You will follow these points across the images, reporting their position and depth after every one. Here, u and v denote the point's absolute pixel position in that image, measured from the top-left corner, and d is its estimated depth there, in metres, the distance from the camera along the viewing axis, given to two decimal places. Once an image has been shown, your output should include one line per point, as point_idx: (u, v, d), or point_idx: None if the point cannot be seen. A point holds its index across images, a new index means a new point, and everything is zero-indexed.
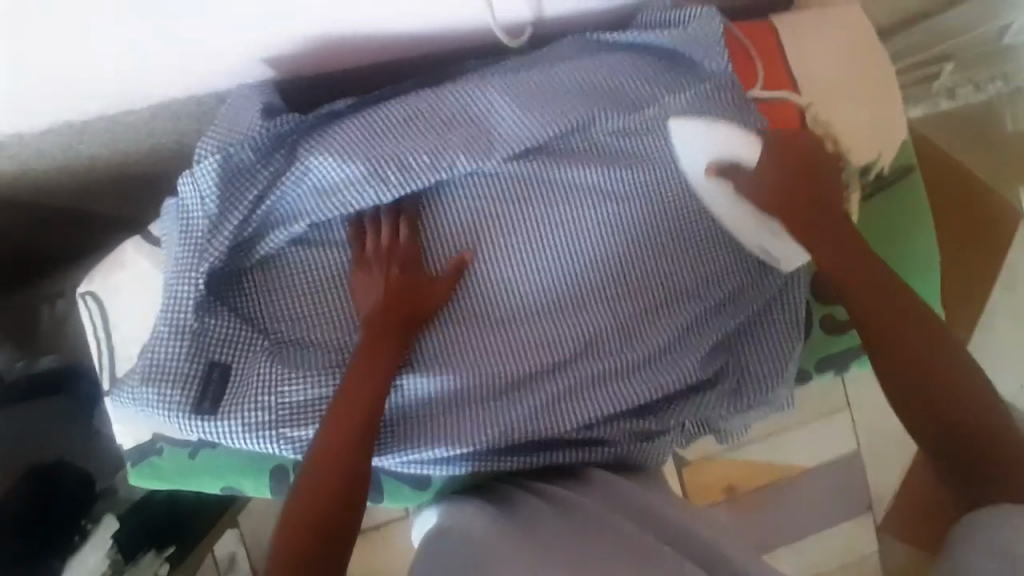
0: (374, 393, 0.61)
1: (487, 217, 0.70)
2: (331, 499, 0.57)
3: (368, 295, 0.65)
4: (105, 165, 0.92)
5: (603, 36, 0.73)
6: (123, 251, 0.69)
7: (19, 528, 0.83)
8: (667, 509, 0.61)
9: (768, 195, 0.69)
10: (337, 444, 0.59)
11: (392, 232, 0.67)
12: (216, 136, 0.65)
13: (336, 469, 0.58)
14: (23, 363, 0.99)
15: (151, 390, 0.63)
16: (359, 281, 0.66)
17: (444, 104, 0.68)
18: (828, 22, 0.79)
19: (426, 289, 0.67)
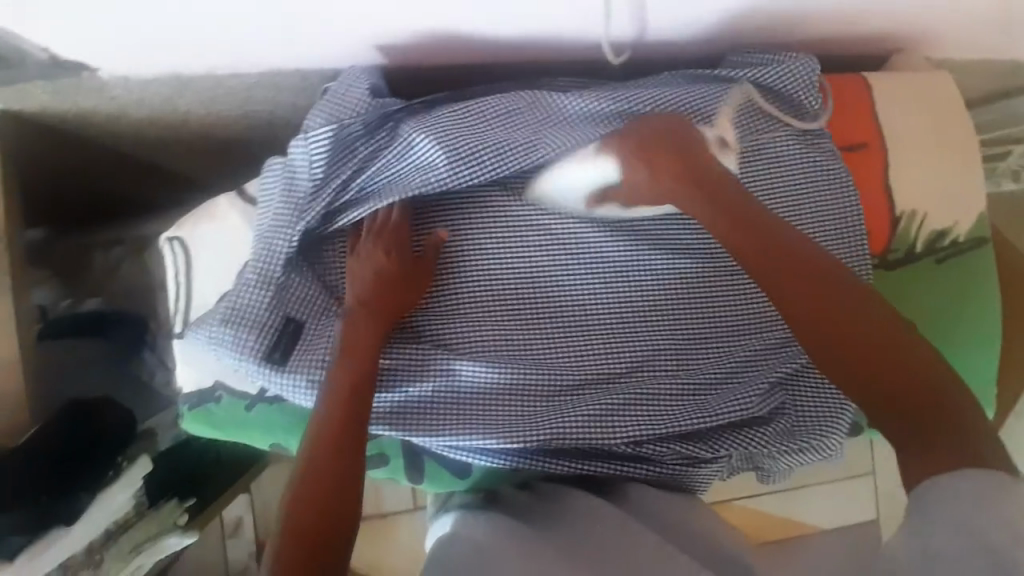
0: (361, 385, 0.63)
1: (567, 225, 0.72)
2: (323, 495, 0.60)
3: (360, 281, 0.66)
4: (195, 125, 0.95)
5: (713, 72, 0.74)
6: (217, 203, 0.72)
7: (49, 458, 0.84)
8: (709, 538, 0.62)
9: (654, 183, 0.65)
10: (327, 445, 0.61)
11: (386, 217, 0.68)
12: (326, 111, 0.69)
13: (331, 473, 0.61)
14: (67, 304, 1.08)
15: (228, 333, 0.66)
16: (352, 266, 0.67)
17: (547, 105, 0.70)
18: (922, 84, 0.80)
19: (413, 279, 0.67)
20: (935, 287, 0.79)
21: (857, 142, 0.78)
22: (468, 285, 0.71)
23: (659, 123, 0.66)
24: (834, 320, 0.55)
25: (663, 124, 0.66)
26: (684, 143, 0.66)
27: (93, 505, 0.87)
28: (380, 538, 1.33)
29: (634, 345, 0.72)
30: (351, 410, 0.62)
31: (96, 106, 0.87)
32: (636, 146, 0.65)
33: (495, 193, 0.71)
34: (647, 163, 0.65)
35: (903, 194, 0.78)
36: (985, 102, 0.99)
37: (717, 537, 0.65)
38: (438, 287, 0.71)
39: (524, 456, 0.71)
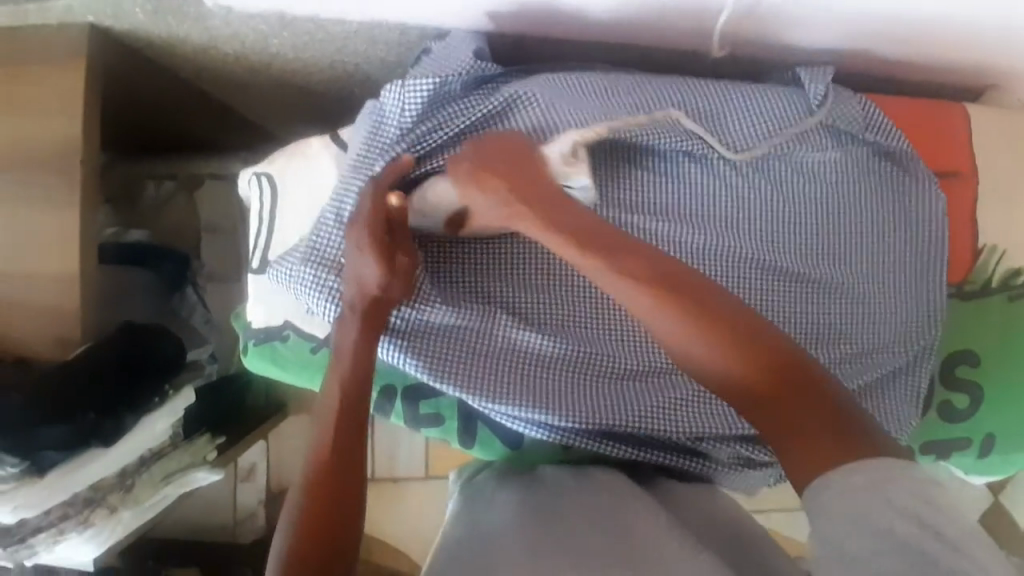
0: (357, 381, 0.62)
1: (666, 216, 0.71)
2: (321, 506, 0.58)
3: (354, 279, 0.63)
4: (278, 69, 0.96)
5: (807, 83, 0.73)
6: (309, 144, 0.72)
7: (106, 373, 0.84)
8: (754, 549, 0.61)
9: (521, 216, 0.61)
10: (324, 450, 0.60)
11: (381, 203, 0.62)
12: (428, 65, 0.69)
13: (331, 482, 0.59)
14: (113, 233, 1.09)
15: (309, 273, 0.66)
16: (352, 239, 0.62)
17: (645, 93, 0.71)
18: (1020, 120, 0.80)
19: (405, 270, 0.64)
20: (1005, 325, 0.78)
21: (952, 168, 0.77)
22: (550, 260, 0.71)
23: (496, 143, 0.63)
24: (732, 348, 0.52)
25: (500, 143, 0.63)
26: (526, 164, 0.62)
27: (134, 428, 0.88)
28: (388, 503, 1.35)
29: None
30: (342, 415, 0.61)
31: (188, 35, 0.87)
32: (473, 167, 0.62)
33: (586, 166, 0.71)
34: (493, 186, 0.61)
35: (987, 227, 0.78)
36: None
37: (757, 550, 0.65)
38: (518, 260, 0.71)
39: (583, 438, 0.71)
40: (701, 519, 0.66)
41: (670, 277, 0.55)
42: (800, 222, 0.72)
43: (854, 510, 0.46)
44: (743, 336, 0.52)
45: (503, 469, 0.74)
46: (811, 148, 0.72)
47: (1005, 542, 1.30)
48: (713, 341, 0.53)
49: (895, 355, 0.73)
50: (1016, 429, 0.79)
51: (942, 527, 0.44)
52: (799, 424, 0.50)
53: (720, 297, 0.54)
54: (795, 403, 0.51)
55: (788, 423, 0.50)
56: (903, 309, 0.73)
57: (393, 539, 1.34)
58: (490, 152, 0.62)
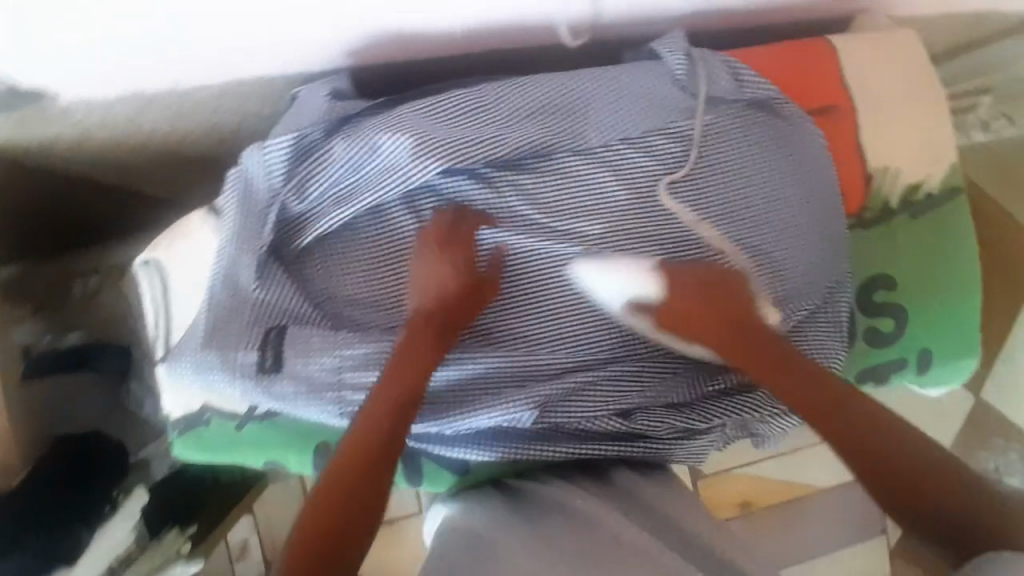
0: (393, 405, 0.60)
1: (572, 214, 0.70)
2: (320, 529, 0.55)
3: (422, 291, 0.65)
4: (162, 143, 0.93)
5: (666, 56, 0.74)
6: (186, 222, 0.69)
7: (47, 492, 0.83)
8: (706, 532, 0.61)
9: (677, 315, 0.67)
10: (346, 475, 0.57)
11: (456, 223, 0.66)
12: (286, 124, 0.68)
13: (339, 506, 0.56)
14: (52, 338, 1.01)
15: (213, 355, 0.63)
16: (418, 267, 0.65)
17: (510, 99, 0.70)
18: (887, 39, 0.80)
19: (473, 290, 0.66)
20: (910, 242, 0.80)
21: (828, 104, 0.78)
22: (520, 275, 0.69)
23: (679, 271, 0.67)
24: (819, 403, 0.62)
25: (704, 275, 0.67)
26: (725, 285, 0.67)
27: (94, 541, 0.84)
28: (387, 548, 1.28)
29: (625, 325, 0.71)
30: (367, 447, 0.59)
31: (59, 133, 0.84)
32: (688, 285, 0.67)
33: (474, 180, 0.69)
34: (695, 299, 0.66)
35: (875, 149, 0.78)
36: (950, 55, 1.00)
37: (718, 526, 0.64)
38: (522, 283, 0.69)
39: (529, 445, 0.70)
40: (657, 509, 0.65)
41: (767, 340, 0.66)
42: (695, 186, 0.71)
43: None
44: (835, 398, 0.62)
45: (458, 500, 0.72)
46: (679, 114, 0.72)
47: (993, 435, 1.31)
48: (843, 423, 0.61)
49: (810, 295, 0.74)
50: (945, 338, 0.80)
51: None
52: (923, 502, 0.56)
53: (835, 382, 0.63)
54: (907, 478, 0.57)
55: (915, 500, 0.56)
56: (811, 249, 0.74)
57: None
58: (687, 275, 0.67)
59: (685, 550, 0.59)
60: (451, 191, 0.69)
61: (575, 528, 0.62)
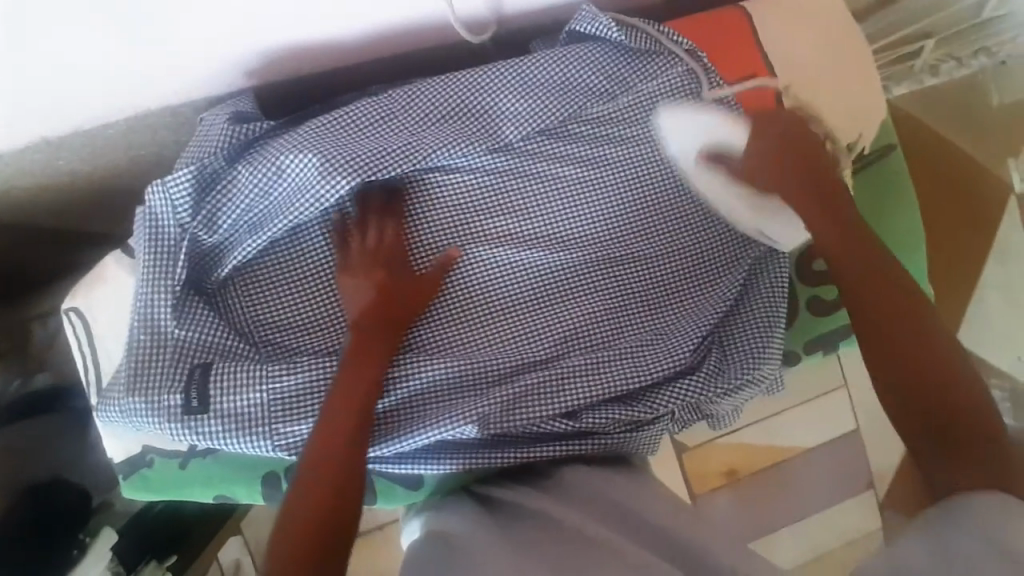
0: (355, 423, 0.59)
1: (472, 214, 0.69)
2: (300, 533, 0.56)
3: (351, 297, 0.64)
4: (86, 182, 0.90)
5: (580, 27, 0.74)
6: (104, 266, 0.69)
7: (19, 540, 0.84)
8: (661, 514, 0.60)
9: (763, 169, 0.66)
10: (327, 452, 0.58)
11: (378, 235, 0.66)
12: (191, 153, 0.66)
13: (314, 511, 0.56)
14: (19, 382, 0.94)
15: (137, 398, 0.63)
16: (343, 284, 0.65)
17: (420, 103, 0.69)
18: (801, 4, 0.79)
19: (410, 291, 0.65)
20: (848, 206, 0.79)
21: (746, 76, 0.76)
22: (466, 280, 0.69)
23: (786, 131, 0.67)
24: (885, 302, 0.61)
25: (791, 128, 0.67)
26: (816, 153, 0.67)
27: None
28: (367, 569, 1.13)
29: (564, 319, 0.70)
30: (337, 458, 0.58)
31: None
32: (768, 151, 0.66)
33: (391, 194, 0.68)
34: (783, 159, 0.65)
35: (803, 112, 0.77)
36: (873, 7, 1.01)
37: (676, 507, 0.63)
38: (467, 288, 0.69)
39: (476, 455, 0.69)
40: (611, 497, 0.64)
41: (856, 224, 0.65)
42: (617, 172, 0.72)
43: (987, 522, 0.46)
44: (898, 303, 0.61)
45: (419, 515, 0.72)
46: (590, 101, 0.71)
47: None
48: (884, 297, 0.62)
49: (742, 265, 0.73)
50: None
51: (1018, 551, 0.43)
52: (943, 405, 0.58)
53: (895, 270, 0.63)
54: (929, 375, 0.59)
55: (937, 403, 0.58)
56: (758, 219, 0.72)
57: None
58: (775, 117, 0.67)
59: (640, 536, 0.58)
60: (373, 202, 0.67)
61: (527, 526, 0.61)
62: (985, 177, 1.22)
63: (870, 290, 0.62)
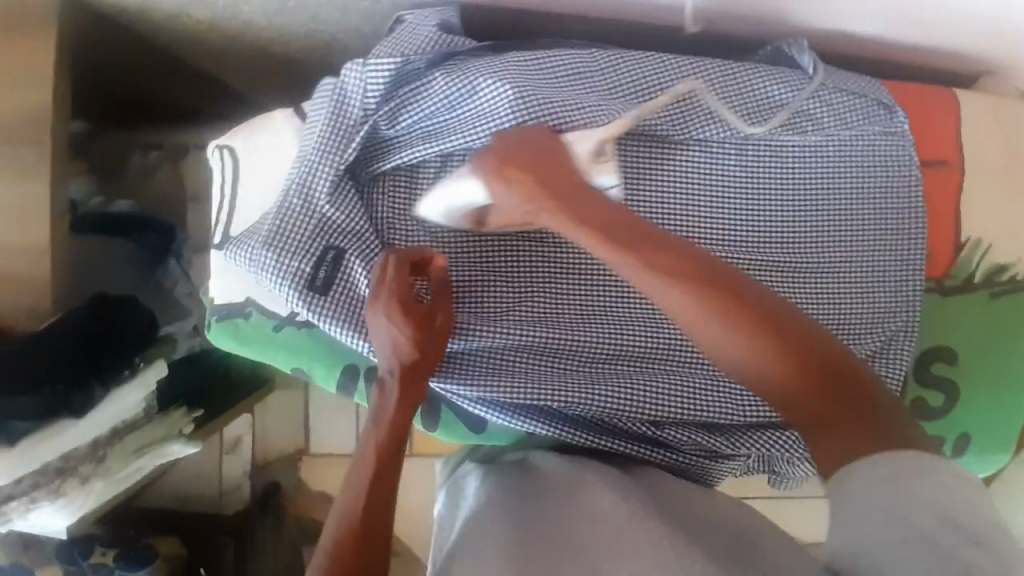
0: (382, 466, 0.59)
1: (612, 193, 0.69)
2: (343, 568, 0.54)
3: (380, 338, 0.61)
4: (253, 38, 0.92)
5: (794, 55, 0.73)
6: (271, 117, 0.70)
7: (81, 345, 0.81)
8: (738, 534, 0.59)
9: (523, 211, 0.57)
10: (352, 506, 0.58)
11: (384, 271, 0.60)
12: (392, 44, 0.67)
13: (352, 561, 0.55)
14: (99, 201, 1.00)
15: (270, 256, 0.64)
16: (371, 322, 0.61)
17: (619, 75, 0.69)
18: (1006, 113, 0.78)
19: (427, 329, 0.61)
20: (988, 321, 0.76)
21: (936, 158, 0.75)
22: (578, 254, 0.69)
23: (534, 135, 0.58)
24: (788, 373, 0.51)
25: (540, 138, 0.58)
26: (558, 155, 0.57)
27: (110, 400, 0.84)
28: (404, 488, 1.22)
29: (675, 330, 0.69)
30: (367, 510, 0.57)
31: (157, 3, 0.84)
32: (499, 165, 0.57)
33: None
34: (521, 187, 0.56)
35: (973, 218, 0.75)
36: None
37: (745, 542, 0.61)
38: (574, 264, 0.70)
39: (550, 423, 0.69)
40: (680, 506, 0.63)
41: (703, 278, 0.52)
42: (775, 204, 0.71)
43: (878, 504, 0.46)
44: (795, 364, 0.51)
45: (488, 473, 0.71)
46: (781, 130, 0.71)
47: None
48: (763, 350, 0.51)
49: (873, 337, 0.71)
50: (992, 425, 0.77)
51: (963, 520, 0.44)
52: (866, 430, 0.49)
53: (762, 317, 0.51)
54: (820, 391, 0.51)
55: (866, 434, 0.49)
56: (884, 281, 0.72)
57: (398, 527, 1.23)
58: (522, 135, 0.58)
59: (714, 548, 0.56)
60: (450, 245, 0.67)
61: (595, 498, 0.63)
62: None
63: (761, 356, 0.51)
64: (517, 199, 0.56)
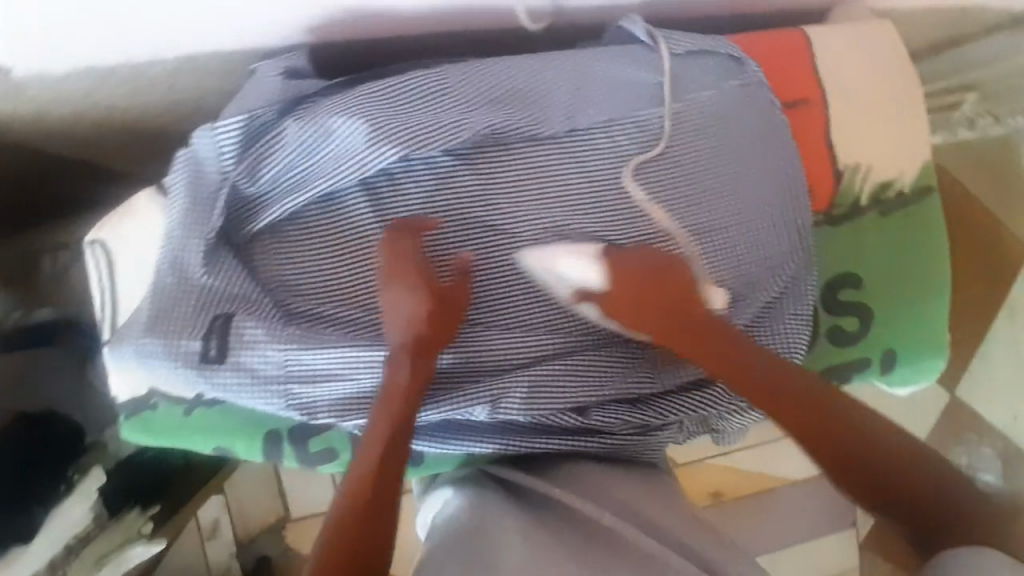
0: (387, 457, 0.59)
1: (491, 196, 0.68)
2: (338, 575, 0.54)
3: (393, 314, 0.62)
4: (120, 120, 0.89)
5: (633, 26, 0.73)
6: (134, 201, 0.68)
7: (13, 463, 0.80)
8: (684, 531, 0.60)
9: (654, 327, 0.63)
10: (346, 504, 0.58)
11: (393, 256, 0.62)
12: (240, 103, 0.66)
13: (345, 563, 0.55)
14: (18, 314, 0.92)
15: (155, 340, 0.62)
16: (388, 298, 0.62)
17: (477, 82, 0.68)
18: (862, 36, 0.79)
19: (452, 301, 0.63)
20: (881, 240, 0.78)
21: (797, 97, 0.77)
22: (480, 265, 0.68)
23: (633, 257, 0.65)
24: (818, 434, 0.59)
25: (644, 260, 0.65)
26: (652, 277, 0.64)
27: (50, 521, 0.81)
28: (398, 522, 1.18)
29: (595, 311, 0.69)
30: (368, 503, 0.58)
31: (12, 111, 0.80)
32: (603, 271, 0.64)
33: (432, 171, 0.68)
34: (628, 305, 0.63)
35: (846, 147, 0.77)
36: (924, 53, 1.07)
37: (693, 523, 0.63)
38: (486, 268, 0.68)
39: (483, 440, 0.69)
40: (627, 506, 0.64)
41: (745, 363, 0.62)
42: (658, 170, 0.71)
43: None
44: (825, 423, 0.60)
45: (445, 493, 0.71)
46: (644, 103, 0.71)
47: None
48: (801, 416, 0.60)
49: (776, 280, 0.72)
50: (912, 334, 0.79)
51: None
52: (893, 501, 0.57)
53: (805, 386, 0.61)
54: (861, 461, 0.58)
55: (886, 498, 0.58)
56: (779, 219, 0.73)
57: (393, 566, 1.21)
58: (626, 255, 0.65)
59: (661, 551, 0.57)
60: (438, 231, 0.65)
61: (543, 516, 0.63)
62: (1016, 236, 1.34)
63: (792, 413, 0.61)
64: (607, 299, 0.64)
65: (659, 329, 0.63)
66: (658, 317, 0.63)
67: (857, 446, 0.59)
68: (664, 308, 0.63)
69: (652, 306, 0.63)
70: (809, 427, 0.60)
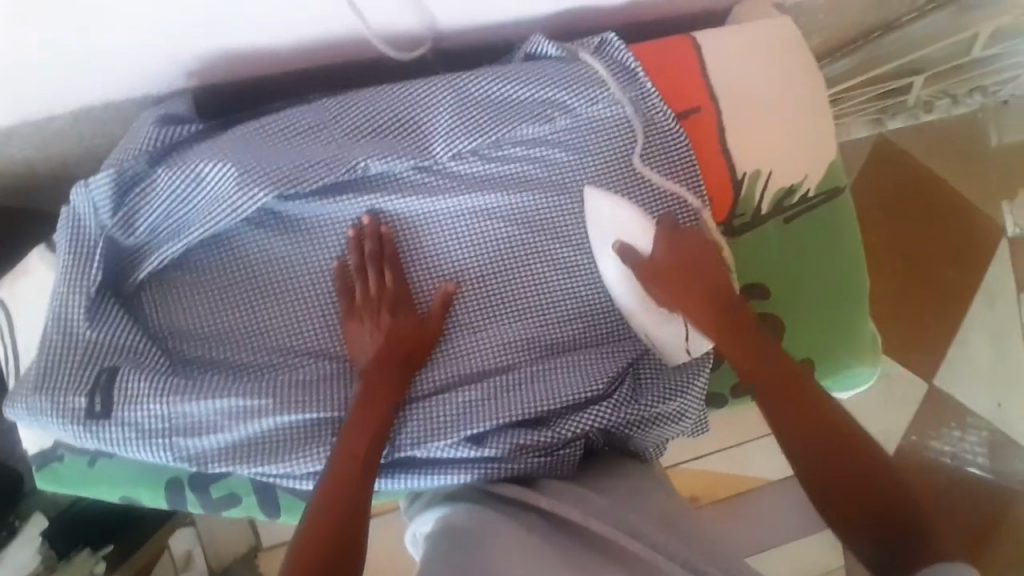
0: (356, 474, 0.61)
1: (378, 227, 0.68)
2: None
3: (360, 343, 0.66)
4: None
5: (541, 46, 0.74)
6: (28, 259, 0.70)
7: None
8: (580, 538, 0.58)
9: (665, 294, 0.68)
10: (317, 522, 0.59)
11: (379, 279, 0.67)
12: (115, 156, 0.66)
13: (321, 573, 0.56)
14: None
15: (43, 398, 0.63)
16: (350, 329, 0.66)
17: (354, 114, 0.69)
18: (756, 37, 0.77)
19: (421, 329, 0.67)
20: (789, 245, 0.77)
21: (689, 106, 0.75)
22: None
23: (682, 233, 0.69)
24: (811, 422, 0.62)
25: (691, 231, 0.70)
26: (703, 261, 0.69)
27: None
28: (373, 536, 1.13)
29: (495, 337, 0.70)
30: (343, 512, 0.59)
31: None
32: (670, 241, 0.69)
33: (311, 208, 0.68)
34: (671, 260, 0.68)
35: (743, 152, 0.75)
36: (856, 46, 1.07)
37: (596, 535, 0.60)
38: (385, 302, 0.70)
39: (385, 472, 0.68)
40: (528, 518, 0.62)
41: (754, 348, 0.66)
42: (541, 194, 0.71)
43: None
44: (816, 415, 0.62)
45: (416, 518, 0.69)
46: (524, 121, 0.70)
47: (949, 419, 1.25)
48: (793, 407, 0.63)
49: None
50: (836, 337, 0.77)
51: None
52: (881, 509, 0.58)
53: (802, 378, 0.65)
54: (848, 465, 0.60)
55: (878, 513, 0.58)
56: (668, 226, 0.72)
57: None
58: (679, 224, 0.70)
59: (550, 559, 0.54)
60: (389, 248, 0.68)
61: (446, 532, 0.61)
62: (984, 219, 1.32)
63: (791, 409, 0.63)
64: (662, 247, 0.68)
65: (677, 296, 0.68)
66: (689, 287, 0.68)
67: (842, 440, 0.61)
68: (694, 277, 0.68)
69: (690, 281, 0.68)
70: (808, 420, 0.62)
